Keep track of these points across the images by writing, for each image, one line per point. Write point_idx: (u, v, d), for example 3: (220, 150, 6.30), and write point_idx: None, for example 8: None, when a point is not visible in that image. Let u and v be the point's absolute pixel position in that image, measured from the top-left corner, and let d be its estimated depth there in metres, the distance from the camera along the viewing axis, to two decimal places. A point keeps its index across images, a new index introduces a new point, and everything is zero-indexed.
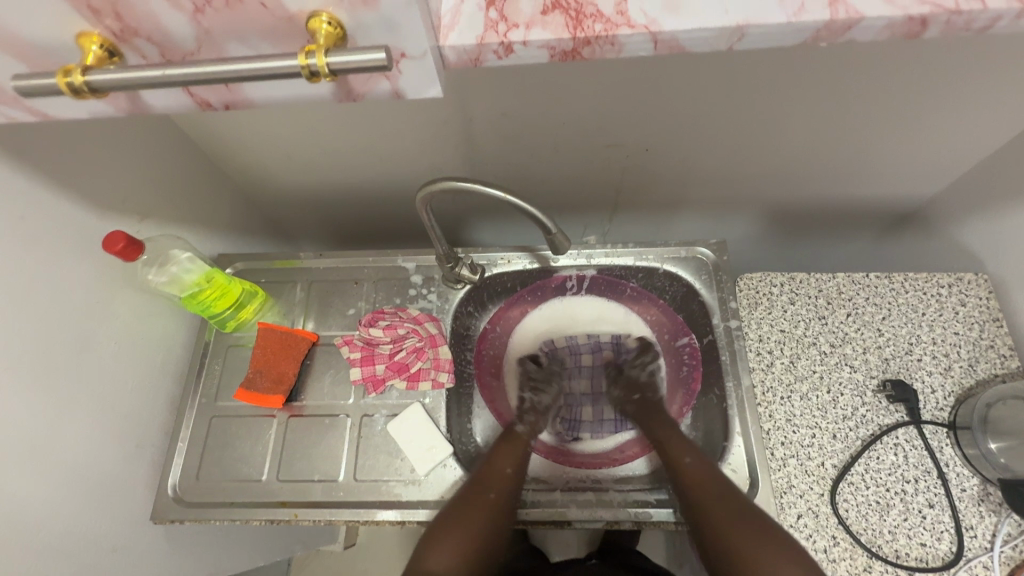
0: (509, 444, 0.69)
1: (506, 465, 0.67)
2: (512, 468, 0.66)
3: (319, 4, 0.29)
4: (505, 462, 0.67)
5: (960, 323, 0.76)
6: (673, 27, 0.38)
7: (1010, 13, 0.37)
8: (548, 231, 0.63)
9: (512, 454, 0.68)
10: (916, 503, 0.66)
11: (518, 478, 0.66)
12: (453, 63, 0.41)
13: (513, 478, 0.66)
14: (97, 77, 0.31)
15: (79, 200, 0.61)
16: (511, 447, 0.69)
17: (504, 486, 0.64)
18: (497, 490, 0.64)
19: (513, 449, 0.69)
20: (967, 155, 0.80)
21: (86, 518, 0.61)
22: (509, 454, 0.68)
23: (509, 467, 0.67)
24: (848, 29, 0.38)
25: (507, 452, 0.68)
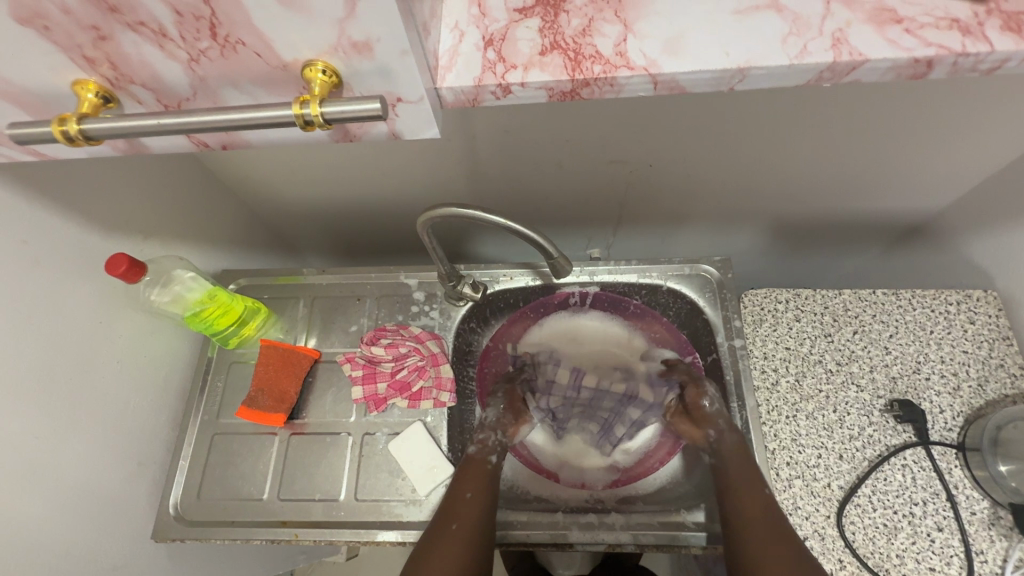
0: (469, 466, 0.65)
1: (465, 490, 0.62)
2: (472, 491, 0.62)
3: (314, 54, 0.29)
4: (465, 487, 0.63)
5: (969, 341, 0.75)
6: (673, 70, 0.38)
7: (1018, 55, 0.36)
8: (550, 256, 0.62)
9: (474, 475, 0.64)
10: (924, 526, 0.65)
11: (485, 499, 0.62)
12: (450, 103, 0.41)
13: (473, 502, 0.61)
14: (92, 126, 0.31)
15: (82, 225, 0.61)
16: (471, 469, 0.65)
17: (468, 511, 0.60)
18: (460, 519, 0.59)
19: (472, 474, 0.64)
20: (975, 172, 0.79)
21: (87, 541, 0.61)
22: (472, 476, 0.64)
23: (469, 491, 0.62)
24: (852, 71, 0.38)
25: (471, 475, 0.64)
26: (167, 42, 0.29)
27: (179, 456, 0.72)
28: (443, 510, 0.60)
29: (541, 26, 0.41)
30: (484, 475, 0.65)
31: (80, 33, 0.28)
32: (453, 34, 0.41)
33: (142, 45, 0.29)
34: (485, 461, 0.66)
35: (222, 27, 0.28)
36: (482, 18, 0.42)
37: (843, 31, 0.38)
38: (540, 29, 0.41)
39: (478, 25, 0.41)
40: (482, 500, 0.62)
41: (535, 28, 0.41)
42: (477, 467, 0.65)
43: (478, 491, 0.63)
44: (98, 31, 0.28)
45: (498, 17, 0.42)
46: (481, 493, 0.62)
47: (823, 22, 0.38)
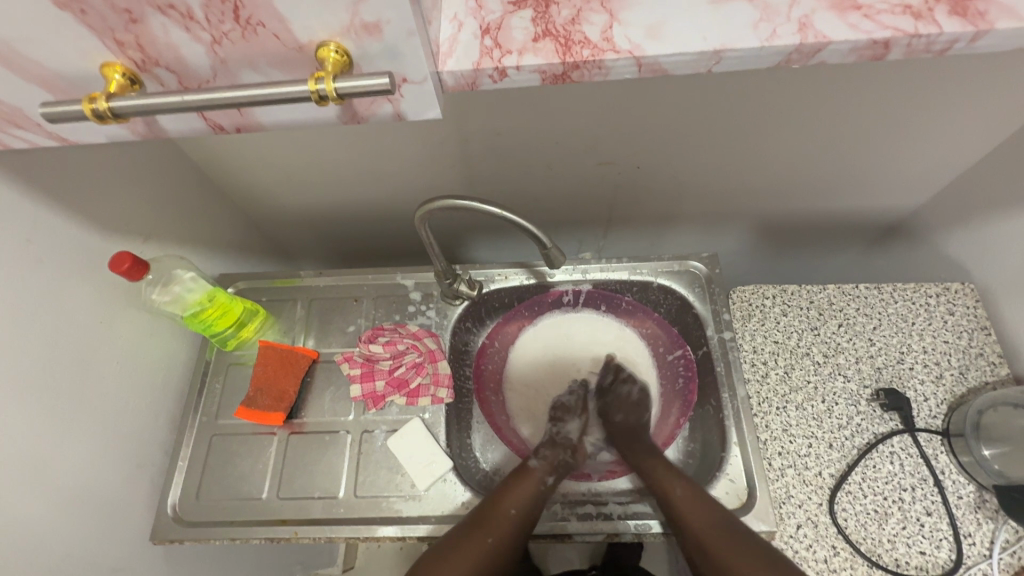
0: (521, 484, 0.66)
1: (509, 505, 0.63)
2: (515, 508, 0.63)
3: (327, 35, 0.31)
4: (510, 502, 0.64)
5: (949, 331, 0.77)
6: (655, 52, 0.40)
7: (965, 36, 0.39)
8: (544, 247, 0.65)
9: (523, 496, 0.65)
10: (914, 511, 0.67)
11: (524, 526, 0.63)
12: (450, 87, 0.43)
13: (517, 519, 0.63)
14: (120, 104, 0.33)
15: (86, 221, 0.62)
16: (523, 488, 0.65)
17: (507, 528, 0.62)
18: (496, 534, 0.61)
19: (523, 491, 0.65)
20: (949, 168, 0.83)
21: (86, 540, 0.61)
22: (520, 495, 0.65)
23: (514, 507, 0.63)
24: (817, 52, 0.41)
25: (518, 493, 0.65)
26: (192, 24, 0.31)
27: (177, 456, 0.72)
28: (483, 517, 0.62)
29: (533, 16, 0.43)
30: (532, 499, 0.65)
31: (113, 17, 0.30)
32: (453, 24, 0.43)
33: (170, 28, 0.31)
34: (537, 483, 0.66)
35: (244, 10, 0.30)
36: (479, 10, 0.44)
37: (808, 17, 0.41)
38: (532, 18, 0.43)
39: (476, 17, 0.44)
40: (524, 523, 0.63)
41: (529, 18, 0.44)
42: (527, 490, 0.65)
43: (521, 511, 0.64)
44: (130, 15, 0.30)
45: (494, 9, 0.44)
46: (524, 515, 0.63)
47: (790, 9, 0.41)
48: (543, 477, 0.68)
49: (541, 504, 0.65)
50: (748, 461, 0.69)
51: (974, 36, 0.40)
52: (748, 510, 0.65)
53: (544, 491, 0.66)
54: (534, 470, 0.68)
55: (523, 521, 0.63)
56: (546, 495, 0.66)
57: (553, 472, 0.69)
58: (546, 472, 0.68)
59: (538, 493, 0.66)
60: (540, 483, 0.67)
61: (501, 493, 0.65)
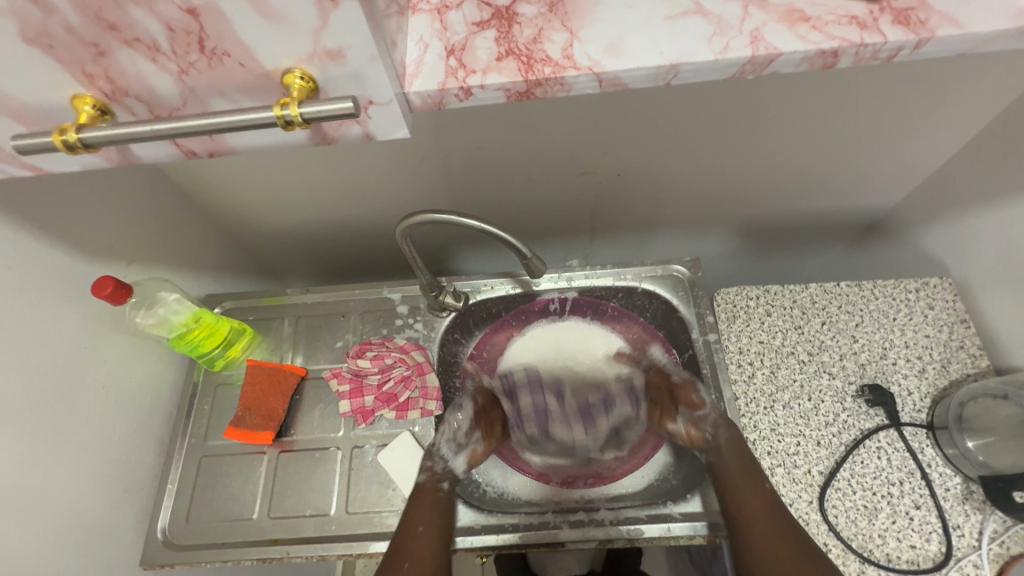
0: (419, 497, 0.64)
1: (418, 523, 0.61)
2: (423, 525, 0.61)
3: (292, 62, 0.32)
4: (417, 519, 0.62)
5: (930, 325, 0.78)
6: (614, 68, 0.41)
7: (909, 44, 0.41)
8: (524, 257, 0.65)
9: (427, 508, 0.63)
10: (903, 505, 0.67)
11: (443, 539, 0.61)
12: (418, 106, 0.44)
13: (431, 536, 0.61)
14: (91, 134, 0.33)
15: (67, 247, 0.62)
16: (424, 500, 0.64)
17: (424, 549, 0.59)
18: (413, 559, 0.58)
19: (425, 503, 0.64)
20: (922, 166, 0.85)
21: (76, 566, 0.60)
22: (421, 512, 0.63)
23: (421, 525, 0.61)
24: (770, 63, 0.42)
25: (420, 509, 0.63)
26: (159, 55, 0.32)
27: (166, 480, 0.72)
28: (398, 544, 0.59)
29: (496, 36, 0.45)
30: (435, 506, 0.64)
31: (81, 50, 0.31)
32: (419, 46, 0.45)
33: (138, 59, 0.32)
34: (435, 492, 0.65)
35: (210, 41, 0.31)
36: (444, 32, 0.45)
37: (759, 30, 0.42)
38: (496, 38, 0.45)
39: (441, 38, 0.45)
40: (436, 537, 0.61)
41: (492, 38, 0.45)
42: (427, 498, 0.64)
43: (430, 526, 0.62)
44: (98, 48, 0.31)
45: (458, 30, 0.45)
46: (434, 530, 0.61)
47: (742, 23, 0.42)
48: (439, 485, 0.66)
49: (449, 509, 0.64)
50: None
51: (917, 44, 0.41)
52: None
53: (444, 497, 0.65)
54: (426, 483, 0.66)
55: (440, 536, 0.61)
56: (447, 501, 0.65)
57: (444, 481, 0.67)
58: (440, 481, 0.66)
59: (439, 497, 0.65)
60: (438, 491, 0.65)
61: (407, 514, 0.62)
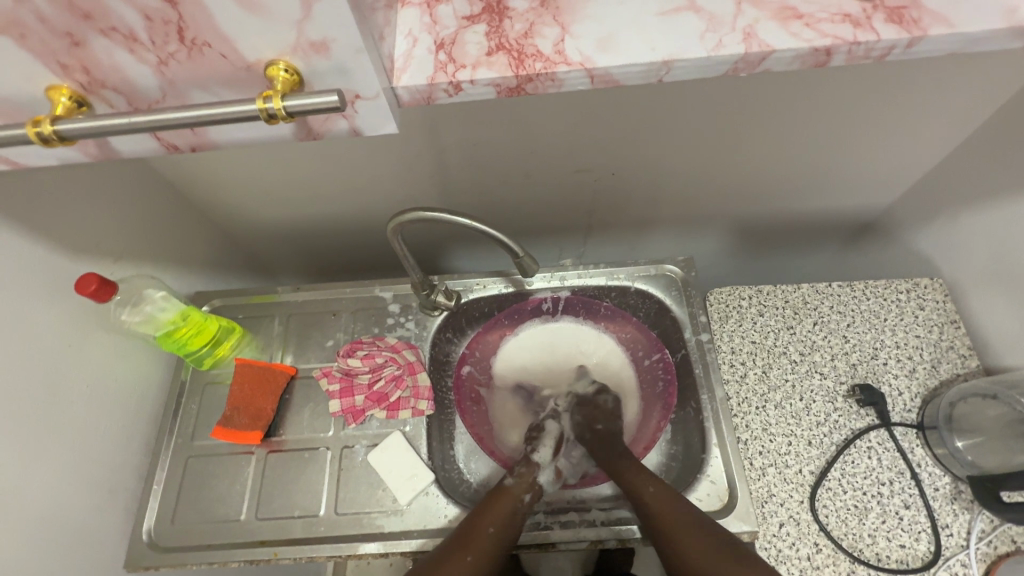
0: (499, 501, 0.64)
1: (490, 524, 0.61)
2: (494, 527, 0.61)
3: (275, 53, 0.31)
4: (490, 520, 0.62)
5: (920, 325, 0.79)
6: (605, 64, 0.41)
7: (901, 43, 0.41)
8: (516, 255, 0.65)
9: (501, 514, 0.63)
10: (892, 505, 0.68)
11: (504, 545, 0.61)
12: (407, 102, 0.43)
13: (496, 537, 0.61)
14: (66, 127, 0.32)
15: (50, 242, 0.61)
16: (503, 504, 0.64)
17: (486, 548, 0.59)
18: (475, 553, 0.59)
19: (501, 508, 0.63)
20: (913, 166, 0.86)
21: (60, 567, 0.59)
22: (497, 513, 0.63)
23: (493, 525, 0.61)
24: (762, 61, 0.42)
25: (495, 511, 0.63)
26: (137, 45, 0.31)
27: (152, 480, 0.70)
28: (464, 537, 0.60)
29: (487, 30, 0.44)
30: (511, 516, 0.63)
31: (56, 40, 0.30)
32: (408, 40, 0.44)
33: (114, 50, 0.31)
34: (515, 501, 0.64)
35: (189, 31, 0.30)
36: (434, 26, 0.45)
37: (752, 27, 0.42)
38: (486, 33, 0.44)
39: (431, 32, 0.44)
40: (501, 540, 0.61)
41: (482, 33, 0.44)
42: (505, 506, 0.63)
43: (501, 528, 0.62)
44: (73, 38, 0.30)
45: (448, 25, 0.45)
46: (504, 533, 0.61)
47: (735, 20, 0.42)
48: (520, 495, 0.65)
49: (520, 520, 0.63)
50: (728, 462, 0.69)
51: (910, 42, 0.41)
52: (730, 511, 0.65)
53: (522, 509, 0.64)
54: (510, 488, 0.66)
55: (502, 541, 0.61)
56: (524, 513, 0.64)
57: (530, 490, 0.66)
58: (523, 490, 0.66)
59: (517, 509, 0.64)
60: (518, 500, 0.65)
61: (481, 510, 0.63)
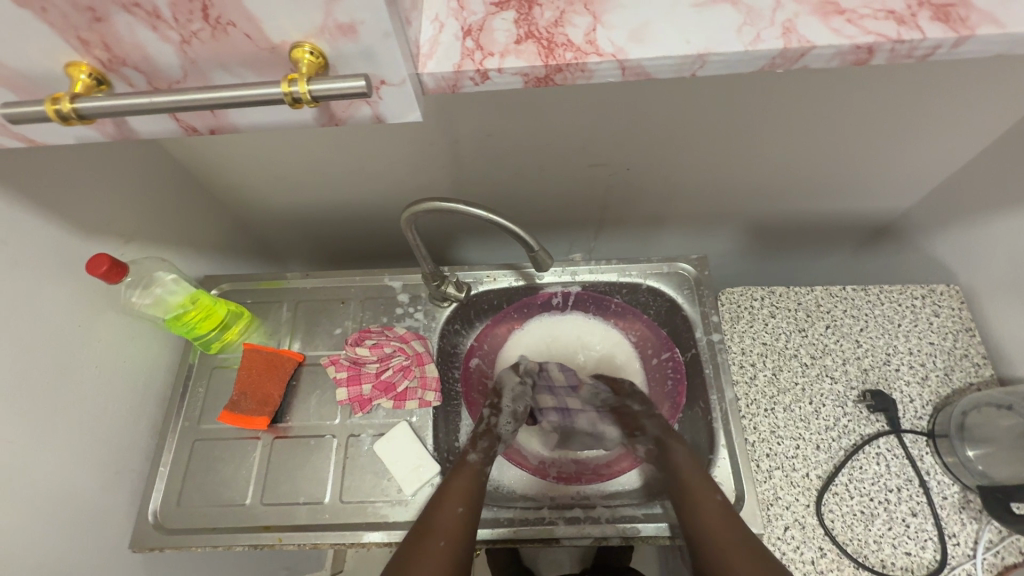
0: (459, 477, 0.62)
1: (454, 505, 0.59)
2: (463, 506, 0.59)
3: (301, 35, 0.31)
4: (454, 501, 0.59)
5: (934, 332, 0.78)
6: (638, 56, 0.40)
7: (947, 42, 0.40)
8: (531, 249, 0.64)
9: (462, 490, 0.61)
10: (899, 512, 0.67)
11: (473, 521, 0.58)
12: (431, 90, 0.42)
13: (465, 517, 0.58)
14: (84, 105, 0.32)
15: (62, 221, 0.61)
16: (463, 481, 0.62)
17: (456, 528, 0.56)
18: (447, 536, 0.56)
19: (462, 483, 0.61)
20: (935, 171, 0.84)
21: (65, 545, 0.60)
22: (458, 488, 0.61)
23: (460, 506, 0.59)
24: (801, 57, 0.41)
25: (457, 487, 0.61)
26: (160, 23, 0.30)
27: (158, 462, 0.71)
28: (429, 522, 0.57)
29: (516, 18, 0.43)
30: (473, 488, 0.61)
31: (76, 16, 0.30)
32: (434, 25, 0.43)
33: (136, 27, 0.30)
34: (476, 472, 0.63)
35: (214, 9, 0.29)
36: (461, 12, 0.44)
37: (792, 21, 0.41)
38: (515, 20, 0.43)
39: (458, 18, 0.43)
40: (471, 515, 0.58)
41: (511, 20, 0.43)
42: (466, 477, 0.62)
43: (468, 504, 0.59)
44: (94, 13, 0.29)
45: (475, 10, 0.44)
46: (472, 508, 0.59)
47: (774, 14, 0.41)
48: (481, 466, 0.64)
49: (482, 489, 0.62)
50: (736, 464, 0.69)
51: (956, 42, 0.40)
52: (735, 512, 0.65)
53: (482, 479, 0.63)
54: (472, 462, 0.64)
55: (471, 517, 0.58)
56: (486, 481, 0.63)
57: (489, 459, 0.65)
58: (484, 460, 0.65)
59: (479, 481, 0.62)
60: (478, 471, 0.63)
61: (442, 493, 0.60)
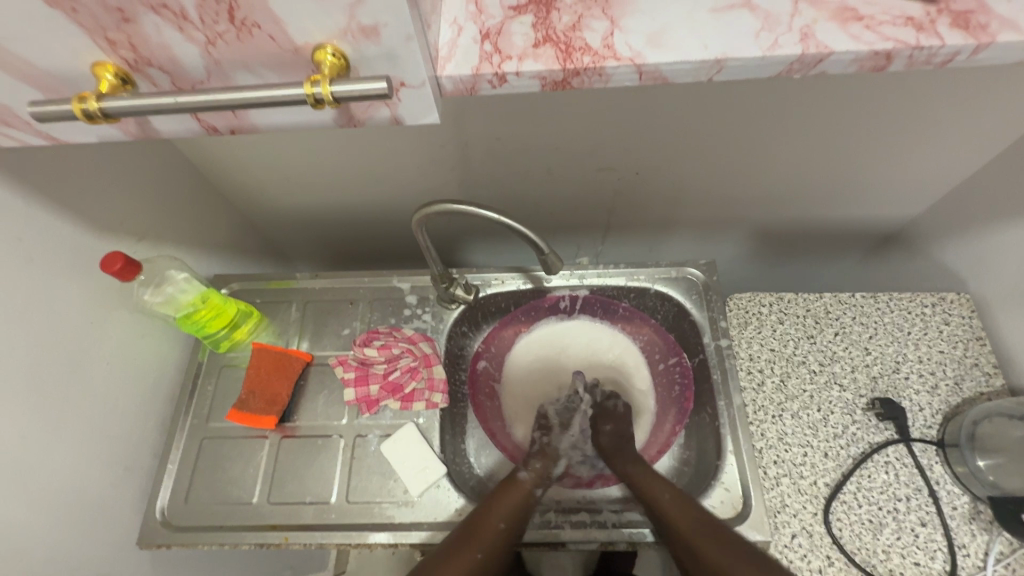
0: (509, 494, 0.64)
1: (499, 519, 0.61)
2: (504, 522, 0.61)
3: (324, 37, 0.31)
4: (500, 515, 0.62)
5: (944, 341, 0.77)
6: (656, 60, 0.40)
7: (967, 49, 0.40)
8: (541, 252, 0.64)
9: (510, 507, 0.63)
10: (908, 521, 0.66)
11: (510, 540, 0.61)
12: (450, 92, 0.43)
13: (506, 534, 0.61)
14: (111, 104, 0.32)
15: (77, 219, 0.61)
16: (512, 499, 0.63)
17: (495, 541, 0.59)
18: (485, 548, 0.59)
19: (512, 501, 0.63)
20: (946, 179, 0.84)
21: (74, 541, 0.60)
22: (508, 506, 0.63)
23: (503, 521, 0.61)
24: (819, 63, 0.41)
25: (506, 503, 0.63)
26: (186, 24, 0.31)
27: (166, 459, 0.71)
28: (474, 530, 0.60)
29: (534, 21, 0.43)
30: (520, 509, 0.63)
31: (105, 16, 0.30)
32: (453, 28, 0.43)
33: (163, 28, 0.31)
34: (526, 495, 0.65)
35: (240, 11, 0.30)
36: (479, 15, 0.44)
37: (810, 27, 0.41)
38: (533, 24, 0.43)
39: (476, 21, 0.44)
40: (511, 535, 0.61)
41: (529, 24, 0.43)
42: (516, 499, 0.64)
43: (511, 524, 0.62)
44: (122, 14, 0.30)
45: (494, 14, 0.44)
46: (513, 526, 0.61)
47: (792, 19, 0.41)
48: (532, 488, 0.66)
49: (529, 513, 0.64)
50: (744, 471, 0.68)
51: (976, 49, 0.40)
52: (743, 519, 0.64)
53: (531, 503, 0.65)
54: (523, 480, 0.66)
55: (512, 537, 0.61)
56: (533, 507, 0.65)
57: (541, 483, 0.67)
58: (535, 483, 0.67)
59: (527, 505, 0.64)
60: (530, 492, 0.65)
61: (491, 503, 0.62)
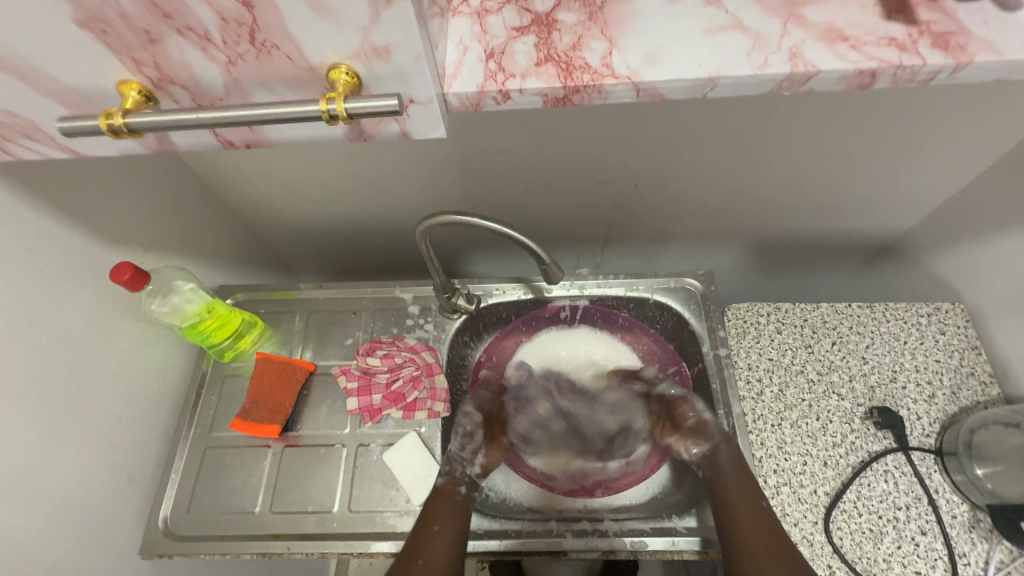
0: (437, 500, 0.63)
1: (434, 524, 0.60)
2: (440, 526, 0.61)
3: (338, 57, 0.33)
4: (434, 520, 0.61)
5: (941, 350, 0.78)
6: (653, 78, 0.42)
7: (947, 68, 0.41)
8: (543, 262, 0.65)
9: (445, 509, 0.62)
10: (908, 530, 0.67)
11: (456, 534, 0.60)
12: (455, 108, 0.44)
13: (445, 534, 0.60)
14: (136, 120, 0.34)
15: (88, 231, 0.63)
16: (439, 503, 0.63)
17: (436, 546, 0.58)
18: (428, 555, 0.57)
19: (442, 505, 0.63)
20: (939, 191, 0.85)
21: (78, 549, 0.60)
22: (440, 511, 0.62)
23: (438, 524, 0.61)
24: (807, 80, 0.42)
25: (438, 509, 0.62)
26: (209, 45, 0.32)
27: (170, 469, 0.71)
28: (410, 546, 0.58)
29: (536, 41, 0.45)
30: (453, 508, 0.62)
31: (131, 36, 0.32)
32: (459, 48, 0.45)
33: (185, 48, 0.32)
34: (456, 494, 0.64)
35: (260, 33, 0.31)
36: (484, 35, 0.46)
37: (798, 47, 0.42)
38: (536, 44, 0.45)
39: (481, 41, 0.46)
40: (453, 533, 0.60)
41: (532, 43, 0.45)
42: (447, 500, 0.63)
43: (449, 525, 0.61)
44: (149, 35, 0.32)
45: (498, 34, 0.46)
46: (452, 527, 0.61)
47: (781, 40, 0.43)
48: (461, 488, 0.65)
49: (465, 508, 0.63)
50: None
51: (956, 68, 0.41)
52: None
53: (463, 500, 0.64)
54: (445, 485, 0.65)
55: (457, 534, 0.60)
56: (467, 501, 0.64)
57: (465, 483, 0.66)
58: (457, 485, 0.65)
59: (457, 500, 0.63)
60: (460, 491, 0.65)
61: (422, 517, 0.62)
